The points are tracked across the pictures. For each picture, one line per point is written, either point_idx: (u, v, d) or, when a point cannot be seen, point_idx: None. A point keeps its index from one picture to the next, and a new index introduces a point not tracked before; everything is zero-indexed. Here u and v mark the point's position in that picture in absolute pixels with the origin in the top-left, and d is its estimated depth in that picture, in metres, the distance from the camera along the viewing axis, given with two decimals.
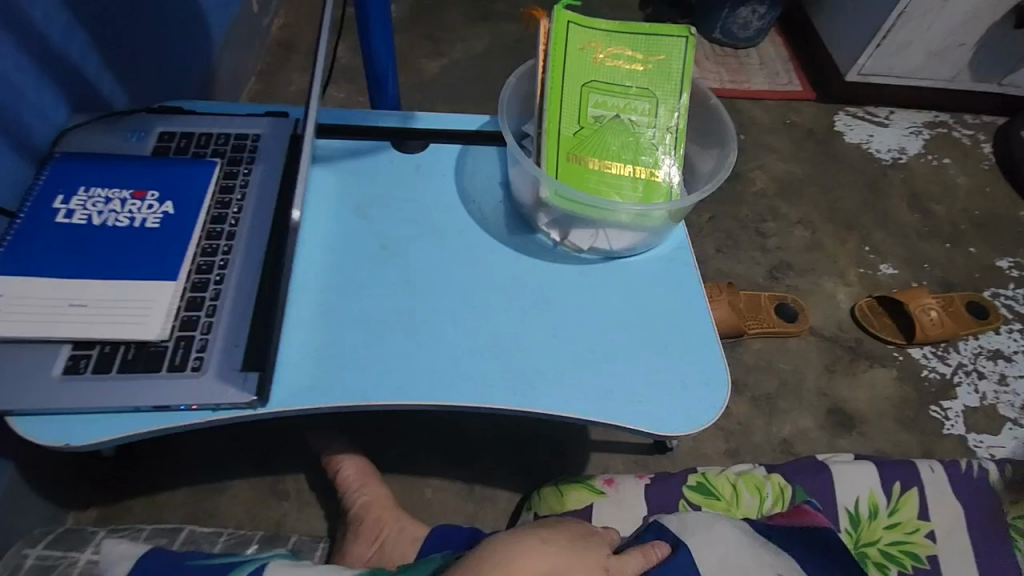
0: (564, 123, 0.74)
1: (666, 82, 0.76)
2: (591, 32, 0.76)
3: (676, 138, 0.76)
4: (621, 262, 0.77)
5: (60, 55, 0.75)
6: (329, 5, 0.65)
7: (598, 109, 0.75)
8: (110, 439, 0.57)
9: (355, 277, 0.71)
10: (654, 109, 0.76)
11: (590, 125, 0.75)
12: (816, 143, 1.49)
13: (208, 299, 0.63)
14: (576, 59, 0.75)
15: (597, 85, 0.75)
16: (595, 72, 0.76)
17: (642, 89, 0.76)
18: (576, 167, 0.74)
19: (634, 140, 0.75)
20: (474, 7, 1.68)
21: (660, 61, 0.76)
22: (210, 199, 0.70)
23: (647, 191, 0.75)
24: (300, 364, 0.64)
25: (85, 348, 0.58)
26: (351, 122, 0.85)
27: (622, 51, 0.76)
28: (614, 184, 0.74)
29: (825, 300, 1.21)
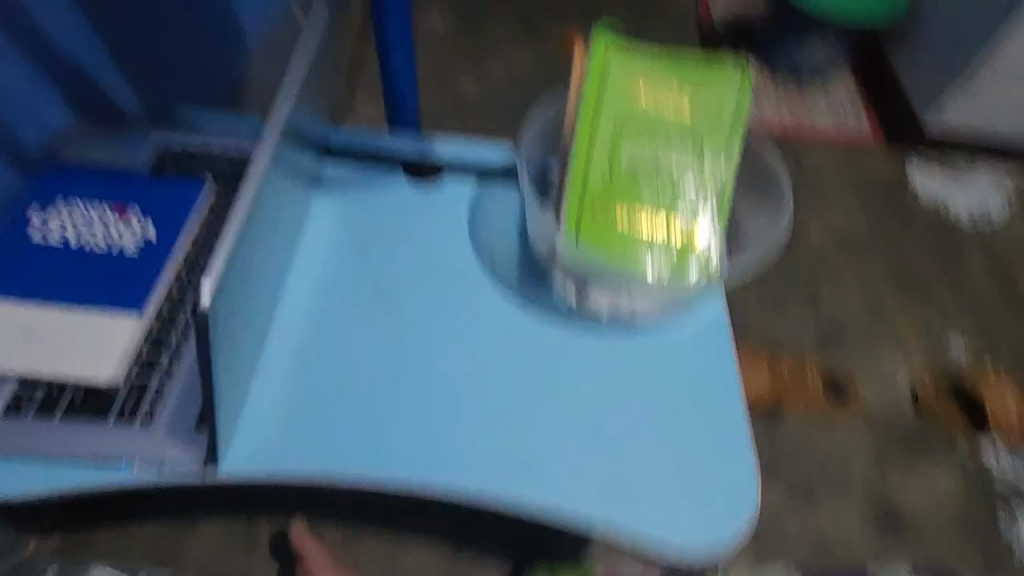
0: (592, 167, 0.65)
1: (717, 125, 0.65)
2: (634, 64, 0.66)
3: (722, 192, 0.65)
4: (645, 330, 0.67)
5: (62, 57, 0.71)
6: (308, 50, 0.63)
7: (634, 150, 0.65)
8: (46, 491, 0.54)
9: (343, 323, 0.64)
10: (700, 154, 0.65)
11: (622, 170, 0.64)
12: (882, 194, 1.35)
13: (173, 340, 0.57)
14: (613, 94, 0.65)
15: (635, 125, 0.65)
16: (633, 111, 0.65)
17: (689, 130, 0.65)
18: (602, 219, 0.64)
19: (674, 189, 0.65)
20: (521, 22, 1.61)
21: (712, 99, 0.66)
22: (196, 219, 0.64)
23: (683, 252, 0.64)
24: (267, 420, 0.58)
25: (31, 387, 0.54)
26: (362, 143, 0.77)
27: (667, 87, 0.66)
28: (645, 241, 0.64)
29: (881, 374, 1.07)
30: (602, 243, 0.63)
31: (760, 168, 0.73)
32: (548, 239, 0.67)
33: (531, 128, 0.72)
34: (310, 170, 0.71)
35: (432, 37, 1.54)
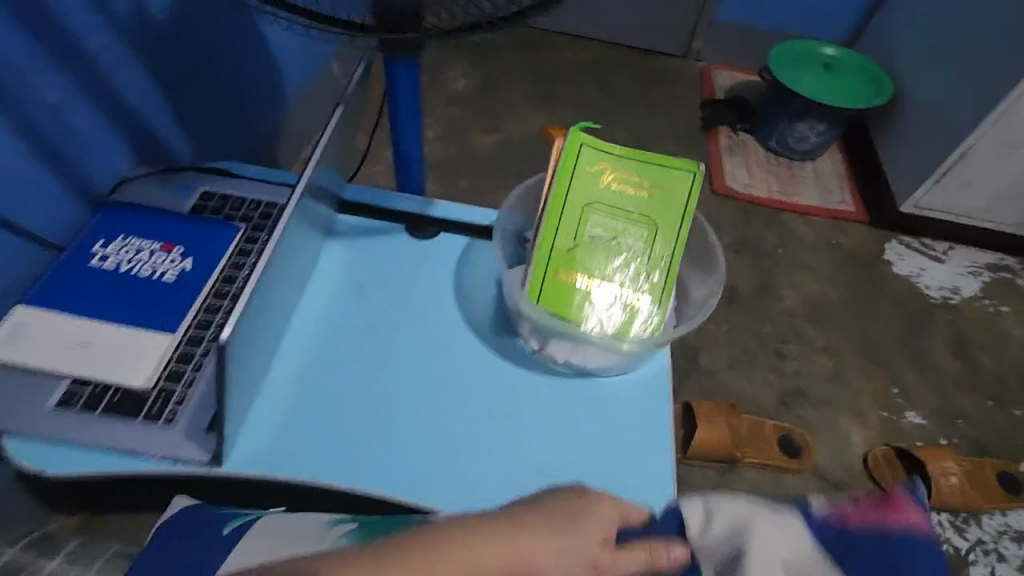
0: (559, 238, 0.77)
1: (667, 214, 0.78)
2: (603, 156, 0.79)
3: (667, 267, 0.77)
4: (594, 380, 0.78)
5: (135, 115, 0.86)
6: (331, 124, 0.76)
7: (595, 230, 0.77)
8: (80, 472, 0.62)
9: (336, 355, 0.76)
10: (651, 237, 0.78)
11: (584, 243, 0.77)
12: (859, 269, 1.44)
13: (197, 355, 0.69)
14: (583, 180, 0.78)
15: (598, 207, 0.78)
16: (599, 195, 0.78)
17: (644, 216, 0.78)
18: (563, 282, 0.77)
19: (625, 265, 0.77)
20: (537, 87, 1.77)
21: (665, 192, 0.78)
22: (227, 259, 0.78)
23: (629, 316, 0.77)
24: (263, 430, 0.69)
25: (81, 386, 0.65)
26: (373, 200, 0.91)
27: (630, 179, 0.79)
28: (597, 304, 0.77)
29: (836, 439, 1.15)
30: (561, 302, 0.76)
31: (704, 245, 0.83)
32: (515, 294, 0.79)
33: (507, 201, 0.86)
34: (324, 221, 0.85)
35: (455, 95, 1.70)
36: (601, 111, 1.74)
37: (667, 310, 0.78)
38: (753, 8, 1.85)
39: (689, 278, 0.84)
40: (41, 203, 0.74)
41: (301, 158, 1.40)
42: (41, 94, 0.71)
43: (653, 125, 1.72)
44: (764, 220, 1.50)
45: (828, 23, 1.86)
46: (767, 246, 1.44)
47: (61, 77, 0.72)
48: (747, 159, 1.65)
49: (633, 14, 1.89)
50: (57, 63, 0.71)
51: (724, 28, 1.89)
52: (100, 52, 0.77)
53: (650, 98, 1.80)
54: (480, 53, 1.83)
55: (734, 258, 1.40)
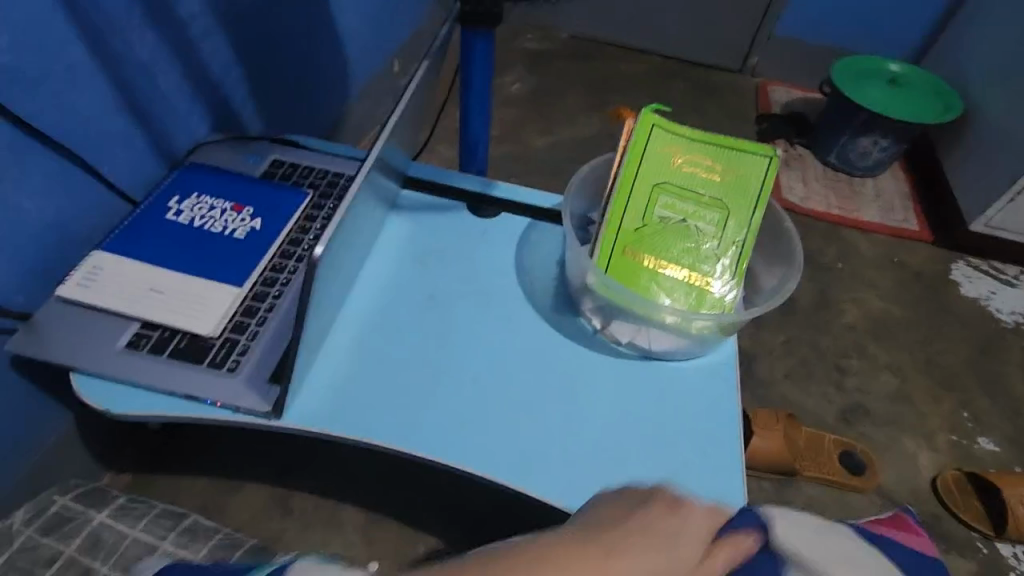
0: (628, 216, 0.75)
1: (741, 197, 0.76)
2: (676, 137, 0.77)
3: (740, 251, 0.75)
4: (655, 365, 0.75)
5: (216, 84, 0.89)
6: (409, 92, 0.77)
7: (665, 210, 0.75)
8: (142, 413, 0.62)
9: (396, 322, 0.75)
10: (723, 221, 0.75)
11: (653, 222, 0.75)
12: (924, 288, 1.37)
13: (262, 310, 0.69)
14: (655, 159, 0.76)
15: (669, 187, 0.76)
16: (670, 176, 0.76)
17: (715, 199, 0.76)
18: (632, 261, 0.75)
19: (694, 247, 0.75)
20: (592, 95, 1.77)
21: (739, 176, 0.76)
22: (294, 222, 0.79)
23: (700, 300, 0.74)
24: (322, 388, 0.68)
25: (150, 329, 0.66)
26: (436, 178, 0.91)
27: (703, 161, 0.76)
28: (665, 285, 0.74)
29: (902, 459, 1.08)
30: (628, 282, 0.74)
31: (776, 234, 0.80)
32: (579, 271, 0.77)
33: (574, 185, 0.84)
34: (391, 193, 0.85)
35: (511, 98, 1.72)
36: None
37: (737, 298, 0.76)
38: (813, 25, 1.83)
39: (759, 267, 0.81)
40: (126, 156, 0.76)
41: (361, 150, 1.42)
42: (135, 50, 0.73)
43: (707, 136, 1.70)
44: (823, 234, 1.46)
45: (892, 41, 1.82)
46: (826, 259, 1.40)
47: (153, 37, 0.75)
48: (805, 174, 1.61)
49: (690, 28, 1.89)
50: (152, 23, 0.74)
51: (782, 46, 1.88)
52: (190, 18, 0.80)
53: (705, 111, 1.79)
54: (537, 60, 1.85)
55: None
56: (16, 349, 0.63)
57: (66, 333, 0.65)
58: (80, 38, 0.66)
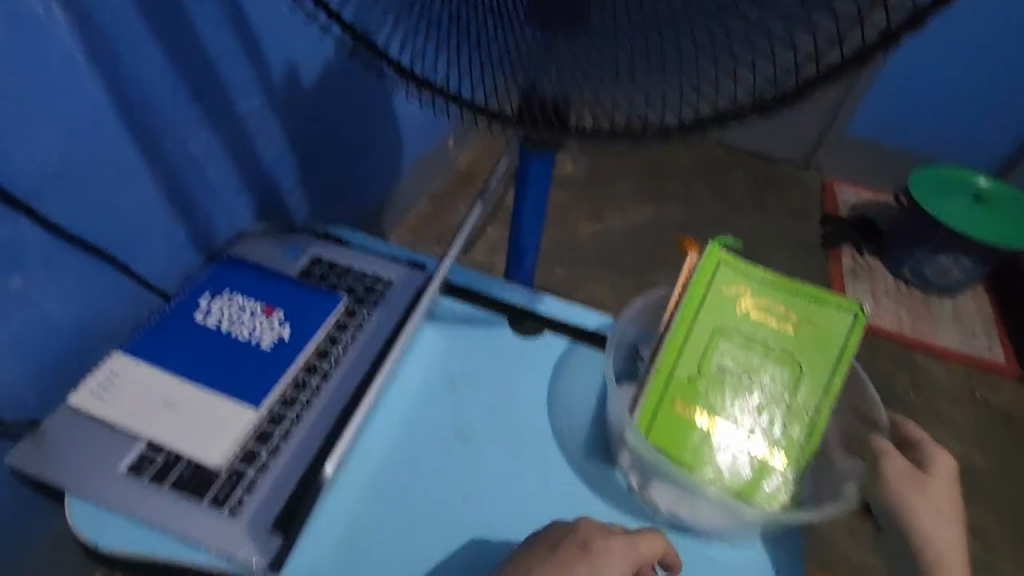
0: (681, 367, 0.63)
1: (817, 356, 0.61)
2: (745, 276, 0.63)
3: (811, 420, 0.61)
4: (699, 544, 0.65)
5: (267, 173, 0.87)
6: (467, 225, 0.76)
7: (724, 360, 0.63)
8: (131, 552, 0.56)
9: (420, 458, 0.68)
10: (793, 382, 0.62)
11: (710, 374, 0.63)
12: (1011, 434, 1.30)
13: (276, 436, 0.64)
14: (718, 301, 0.63)
15: (732, 335, 0.63)
16: (735, 323, 0.63)
17: (786, 354, 0.62)
18: (684, 418, 0.63)
19: (755, 409, 0.62)
20: (646, 182, 1.72)
21: (818, 330, 0.62)
22: (323, 332, 0.74)
23: (759, 474, 0.61)
24: (330, 537, 0.61)
25: (155, 451, 0.61)
26: (478, 286, 0.84)
27: (775, 306, 0.63)
28: (719, 452, 0.62)
29: None
30: (674, 444, 0.63)
31: (863, 411, 0.67)
32: (620, 419, 0.66)
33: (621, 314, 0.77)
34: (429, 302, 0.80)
35: (564, 179, 1.68)
36: (712, 214, 1.66)
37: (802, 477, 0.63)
38: (888, 125, 1.75)
39: (834, 441, 0.67)
40: (163, 252, 0.73)
41: (406, 224, 1.41)
42: (187, 148, 0.71)
43: (770, 237, 1.61)
44: (895, 358, 1.39)
45: (974, 147, 1.73)
46: (899, 389, 1.33)
47: (208, 133, 0.73)
48: (874, 287, 1.53)
49: None
50: (209, 121, 0.73)
51: (853, 143, 1.80)
52: (250, 113, 0.79)
53: (769, 207, 1.71)
54: None
55: None
56: (17, 463, 0.59)
57: (70, 448, 0.61)
58: (131, 141, 0.64)
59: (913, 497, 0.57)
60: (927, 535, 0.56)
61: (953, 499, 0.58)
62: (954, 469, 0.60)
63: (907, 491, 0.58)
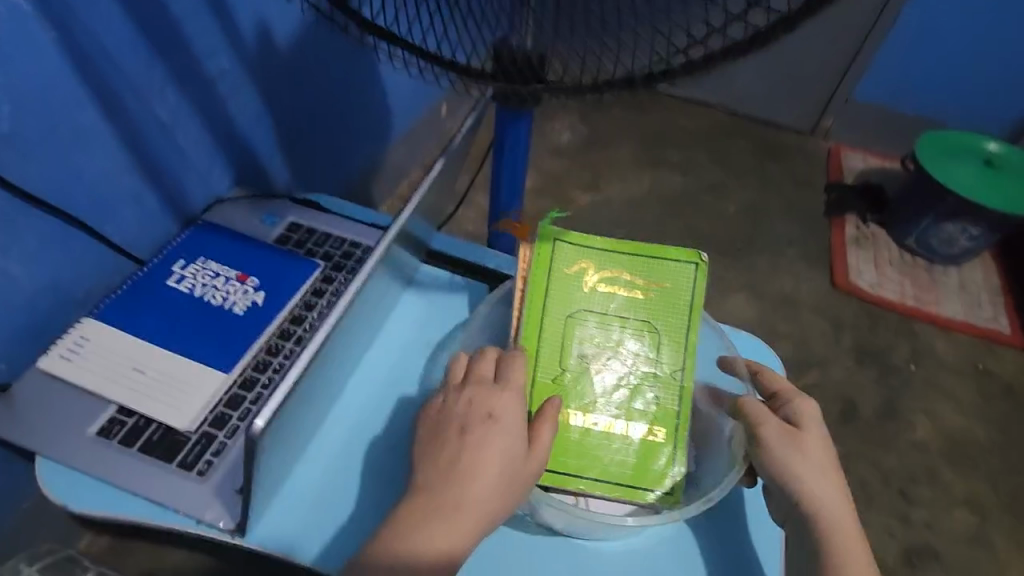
0: (544, 362, 0.57)
1: (671, 315, 0.58)
2: (580, 252, 0.59)
3: (681, 390, 0.57)
4: (584, 541, 0.55)
5: (243, 137, 0.85)
6: (434, 170, 0.70)
7: (587, 346, 0.58)
8: (102, 513, 0.56)
9: (392, 423, 0.67)
10: (656, 350, 0.58)
11: (576, 367, 0.57)
12: (1013, 405, 1.27)
13: (247, 401, 0.64)
14: (564, 284, 0.58)
15: (587, 314, 0.58)
16: (584, 305, 0.58)
17: (641, 322, 0.58)
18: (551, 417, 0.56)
19: (627, 393, 0.57)
20: (645, 151, 1.68)
21: (665, 289, 0.58)
22: (298, 297, 0.72)
23: (643, 457, 0.55)
24: (298, 501, 0.60)
25: (126, 415, 0.61)
26: (456, 252, 0.83)
27: (619, 274, 0.59)
28: (600, 445, 0.56)
29: None
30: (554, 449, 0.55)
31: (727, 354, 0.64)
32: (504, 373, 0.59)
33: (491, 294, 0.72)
34: (410, 268, 0.77)
35: (560, 148, 1.64)
36: (712, 182, 1.62)
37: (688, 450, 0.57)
38: (898, 90, 1.69)
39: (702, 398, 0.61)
40: (133, 216, 0.72)
41: (399, 193, 1.39)
42: (154, 110, 0.69)
43: (771, 205, 1.57)
44: (894, 328, 1.36)
45: (990, 112, 1.66)
46: (897, 359, 1.30)
47: (175, 94, 0.71)
48: (877, 256, 1.49)
49: (760, 83, 1.77)
50: (177, 81, 0.71)
51: (860, 110, 1.74)
52: (221, 74, 0.77)
53: (771, 174, 1.66)
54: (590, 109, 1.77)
55: (857, 367, 1.28)
56: None
57: (42, 411, 0.60)
58: (93, 103, 0.63)
59: (790, 457, 0.53)
60: (818, 500, 0.52)
61: (826, 454, 0.54)
62: (816, 412, 0.56)
63: (789, 456, 0.53)
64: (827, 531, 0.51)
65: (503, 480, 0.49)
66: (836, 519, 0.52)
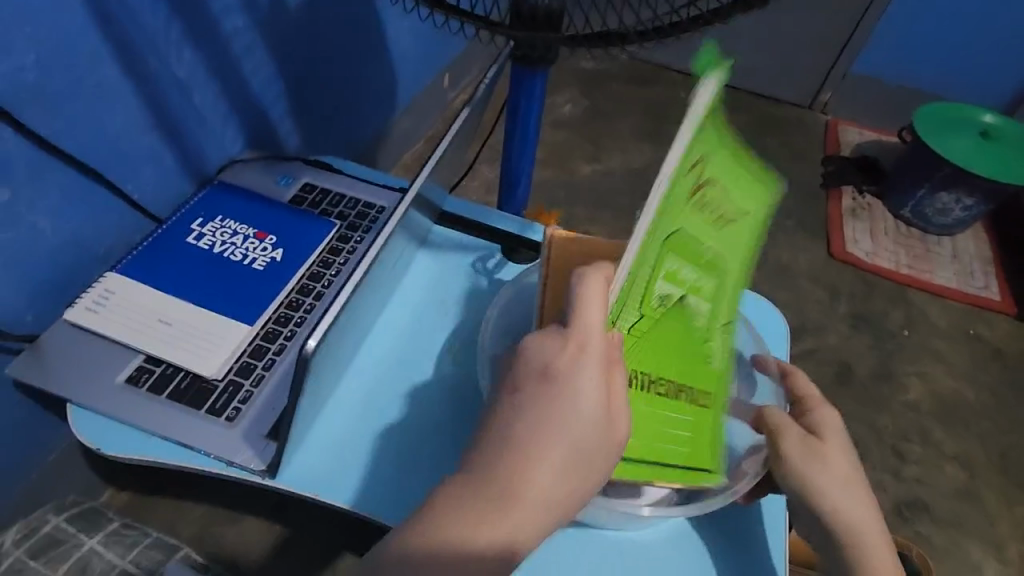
0: (618, 316, 0.41)
1: (740, 248, 0.46)
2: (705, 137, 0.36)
3: (727, 342, 0.50)
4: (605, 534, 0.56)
5: (255, 100, 0.86)
6: (455, 127, 0.69)
7: (664, 287, 0.43)
8: (134, 457, 0.58)
9: (416, 376, 0.68)
10: (717, 294, 0.47)
11: (644, 311, 0.43)
12: (1003, 368, 1.31)
13: (271, 352, 0.65)
14: (677, 206, 0.38)
15: (682, 244, 0.41)
16: (677, 229, 0.40)
17: (718, 256, 0.44)
18: None
19: (685, 347, 0.48)
20: (646, 123, 1.69)
21: (745, 213, 0.44)
22: (317, 255, 0.74)
23: (697, 425, 0.49)
24: (324, 448, 0.62)
25: (153, 365, 0.63)
26: (471, 214, 0.83)
27: (717, 181, 0.40)
28: (657, 413, 0.48)
29: (960, 553, 1.07)
30: None
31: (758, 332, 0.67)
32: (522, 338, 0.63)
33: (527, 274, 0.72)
34: (424, 229, 0.78)
35: (561, 120, 1.65)
36: None
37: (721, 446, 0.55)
38: (897, 64, 1.70)
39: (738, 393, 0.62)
40: (152, 174, 0.73)
41: (402, 164, 1.39)
42: (171, 67, 0.70)
43: None
44: (889, 295, 1.39)
45: (988, 86, 1.68)
46: (892, 325, 1.34)
47: (191, 52, 0.71)
48: (873, 226, 1.52)
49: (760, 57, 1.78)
50: (192, 37, 0.71)
51: (860, 83, 1.76)
52: (235, 33, 0.77)
53: (771, 147, 1.68)
54: (591, 82, 1.77)
55: (852, 333, 1.32)
56: (19, 374, 0.61)
57: (70, 361, 0.62)
58: (114, 57, 0.63)
59: (817, 473, 0.50)
60: (841, 515, 0.49)
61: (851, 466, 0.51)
62: (838, 420, 0.55)
63: (814, 474, 0.50)
64: (852, 539, 0.49)
65: (565, 466, 0.38)
66: (860, 529, 0.50)
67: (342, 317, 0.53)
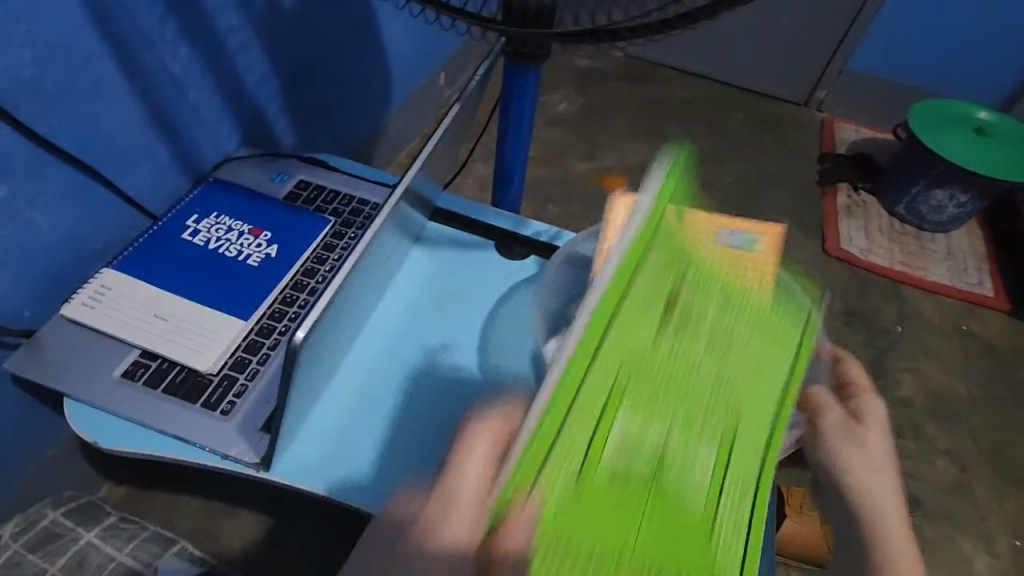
0: (573, 431, 0.35)
1: (756, 382, 0.40)
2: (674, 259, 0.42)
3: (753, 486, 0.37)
4: None
5: (250, 97, 0.86)
6: (446, 122, 0.69)
7: (637, 404, 0.37)
8: (130, 450, 0.58)
9: (411, 370, 0.69)
10: (725, 428, 0.38)
11: (605, 429, 0.35)
12: (995, 364, 1.32)
13: (265, 347, 0.66)
14: (637, 313, 0.39)
15: (664, 360, 0.38)
16: (656, 335, 0.39)
17: (717, 380, 0.39)
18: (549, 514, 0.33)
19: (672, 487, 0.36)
20: (641, 121, 1.70)
21: (763, 350, 0.41)
22: (311, 251, 0.75)
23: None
24: (319, 440, 0.63)
25: (149, 359, 0.63)
26: (464, 211, 0.84)
27: (709, 308, 0.41)
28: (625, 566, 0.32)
29: (951, 547, 1.08)
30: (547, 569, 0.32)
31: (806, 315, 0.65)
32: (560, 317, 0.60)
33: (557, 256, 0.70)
34: (418, 224, 0.79)
35: (557, 118, 1.66)
36: (707, 152, 1.64)
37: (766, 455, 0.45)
38: (892, 61, 1.70)
39: None
40: (147, 171, 0.73)
41: (397, 162, 1.40)
42: (166, 65, 0.70)
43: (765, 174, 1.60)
44: (882, 292, 1.40)
45: (982, 83, 1.68)
46: (885, 321, 1.35)
47: (186, 49, 0.72)
48: (867, 223, 1.53)
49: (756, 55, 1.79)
50: (187, 34, 0.71)
51: (855, 81, 1.76)
52: (230, 30, 0.77)
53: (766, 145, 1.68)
54: (587, 80, 1.77)
55: (846, 329, 1.33)
56: (16, 369, 0.61)
57: (67, 355, 0.63)
58: (110, 53, 0.64)
59: (845, 447, 0.49)
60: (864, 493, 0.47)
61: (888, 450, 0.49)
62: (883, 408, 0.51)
63: (841, 448, 0.48)
64: (875, 528, 0.46)
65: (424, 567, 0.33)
66: (886, 522, 0.46)
67: (334, 312, 0.54)
